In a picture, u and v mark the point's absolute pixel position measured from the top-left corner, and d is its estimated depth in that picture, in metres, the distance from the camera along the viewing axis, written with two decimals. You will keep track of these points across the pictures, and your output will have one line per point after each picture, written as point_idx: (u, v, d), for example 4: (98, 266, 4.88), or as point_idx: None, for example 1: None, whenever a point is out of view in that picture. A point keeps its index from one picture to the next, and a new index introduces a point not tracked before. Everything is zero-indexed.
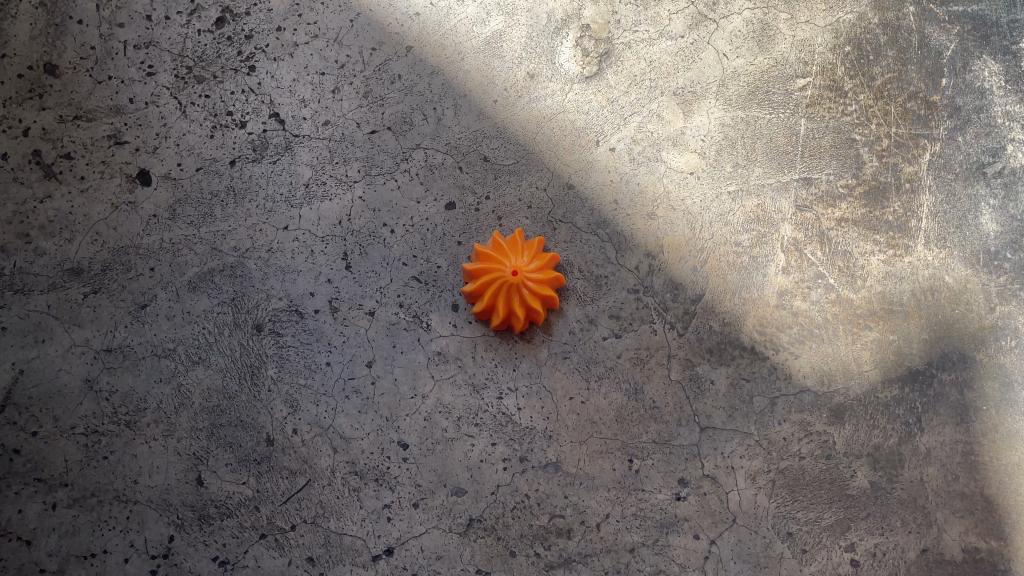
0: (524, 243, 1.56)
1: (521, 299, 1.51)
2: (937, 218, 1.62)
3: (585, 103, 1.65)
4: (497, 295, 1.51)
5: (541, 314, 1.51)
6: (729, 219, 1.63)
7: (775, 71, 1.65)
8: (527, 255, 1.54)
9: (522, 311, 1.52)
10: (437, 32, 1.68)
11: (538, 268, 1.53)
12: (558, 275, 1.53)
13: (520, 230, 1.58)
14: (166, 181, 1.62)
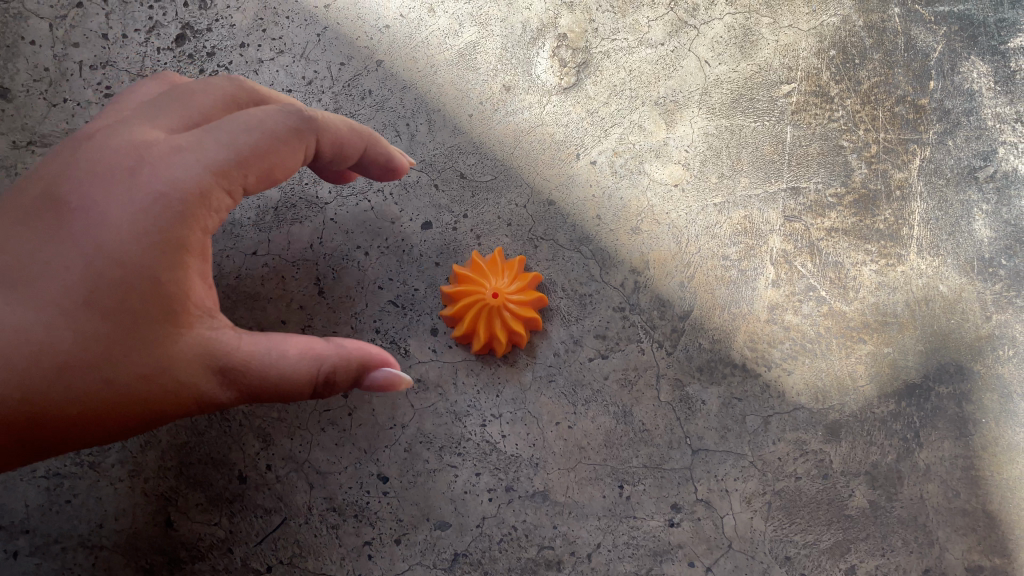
0: (504, 263, 1.50)
1: (503, 322, 1.45)
2: (929, 226, 1.56)
3: (564, 116, 1.59)
4: (477, 319, 1.45)
5: (524, 336, 1.45)
6: (716, 232, 1.57)
7: (760, 77, 1.58)
8: (507, 275, 1.48)
9: (504, 335, 1.45)
10: (408, 45, 1.61)
11: (519, 289, 1.47)
12: (541, 295, 1.47)
13: (500, 250, 1.51)
14: None
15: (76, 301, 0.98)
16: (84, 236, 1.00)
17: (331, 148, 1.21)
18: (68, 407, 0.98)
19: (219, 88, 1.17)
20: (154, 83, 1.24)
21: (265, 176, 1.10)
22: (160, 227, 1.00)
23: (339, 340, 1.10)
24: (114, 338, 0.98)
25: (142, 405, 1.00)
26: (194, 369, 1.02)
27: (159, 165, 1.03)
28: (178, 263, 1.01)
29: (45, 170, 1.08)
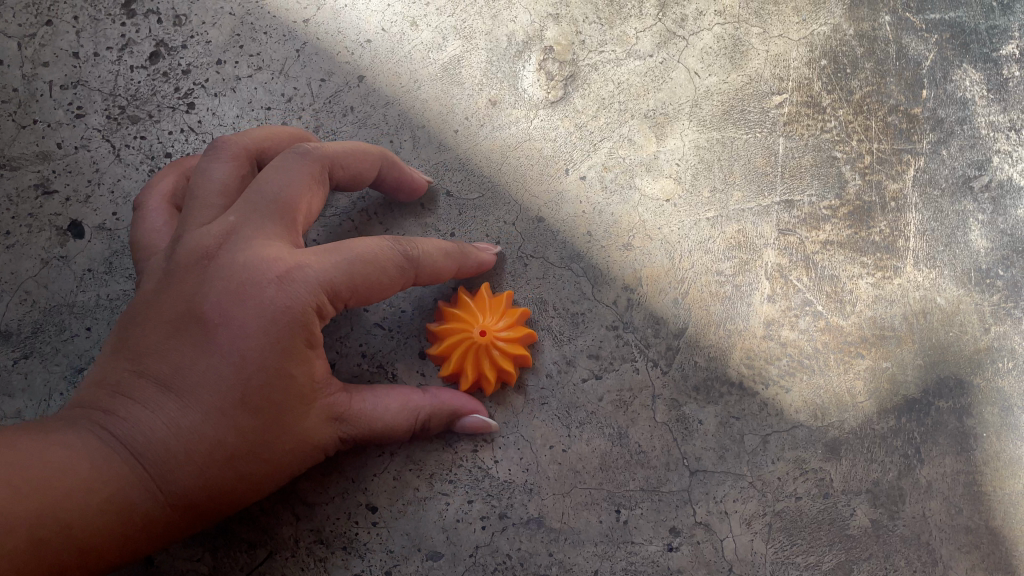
0: (493, 297, 1.45)
1: (488, 360, 1.40)
2: (925, 236, 1.53)
3: (552, 130, 1.55)
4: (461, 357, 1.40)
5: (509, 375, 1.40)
6: (709, 246, 1.53)
7: (751, 88, 1.55)
8: (496, 311, 1.43)
9: (490, 373, 1.41)
10: (390, 60, 1.56)
11: (508, 326, 1.42)
12: (529, 331, 1.42)
13: (489, 284, 1.46)
14: (101, 233, 1.47)
15: (216, 413, 1.06)
16: (207, 345, 1.06)
17: (427, 277, 1.28)
18: (204, 501, 1.08)
19: (308, 179, 1.20)
20: (220, 159, 1.22)
21: (372, 291, 1.18)
22: (305, 333, 1.10)
23: (441, 398, 1.31)
24: (253, 441, 1.08)
25: (263, 482, 1.12)
26: (324, 432, 1.16)
27: (287, 288, 1.09)
28: (305, 362, 1.10)
29: (167, 288, 1.11)
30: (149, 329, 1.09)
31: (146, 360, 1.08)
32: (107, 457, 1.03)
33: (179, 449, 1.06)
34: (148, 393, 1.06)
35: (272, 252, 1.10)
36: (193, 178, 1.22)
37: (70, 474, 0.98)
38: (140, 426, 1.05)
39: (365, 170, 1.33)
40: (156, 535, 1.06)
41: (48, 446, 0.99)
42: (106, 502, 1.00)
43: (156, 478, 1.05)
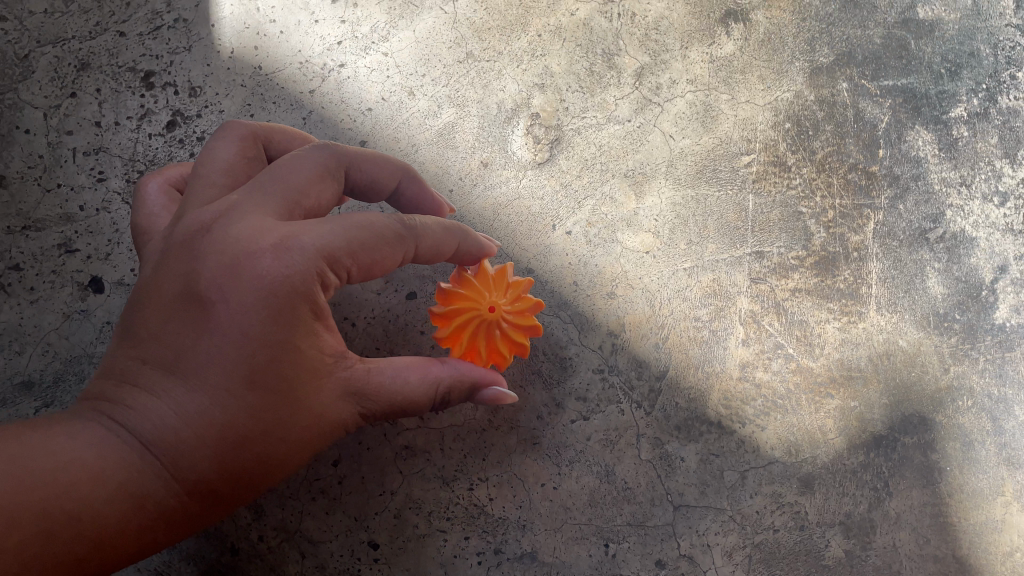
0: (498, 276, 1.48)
1: (501, 335, 1.45)
2: (886, 283, 1.66)
3: (539, 189, 1.66)
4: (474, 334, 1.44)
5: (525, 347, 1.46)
6: (686, 294, 1.65)
7: (721, 149, 1.66)
8: (503, 290, 1.47)
9: (504, 347, 1.45)
10: (390, 126, 1.67)
11: (514, 304, 1.46)
12: (538, 302, 1.46)
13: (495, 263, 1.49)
14: (120, 288, 1.56)
15: (222, 392, 1.07)
16: (205, 322, 1.07)
17: (428, 253, 1.26)
18: (223, 481, 1.10)
19: (305, 159, 1.21)
20: (227, 139, 1.27)
21: (373, 261, 1.16)
22: (309, 304, 1.10)
23: (455, 368, 1.23)
24: (261, 417, 1.09)
25: (283, 459, 1.12)
26: (340, 406, 1.15)
27: (283, 258, 1.08)
28: (309, 332, 1.11)
29: (164, 270, 1.12)
30: (146, 311, 1.10)
31: (149, 343, 1.09)
32: (115, 446, 1.06)
33: (185, 430, 1.07)
34: (153, 377, 1.08)
35: (265, 227, 1.10)
36: (200, 159, 1.26)
37: (76, 467, 1.02)
38: (147, 410, 1.07)
39: (380, 175, 1.33)
40: (177, 518, 1.09)
41: (54, 441, 1.03)
42: (117, 490, 1.04)
43: (169, 460, 1.08)
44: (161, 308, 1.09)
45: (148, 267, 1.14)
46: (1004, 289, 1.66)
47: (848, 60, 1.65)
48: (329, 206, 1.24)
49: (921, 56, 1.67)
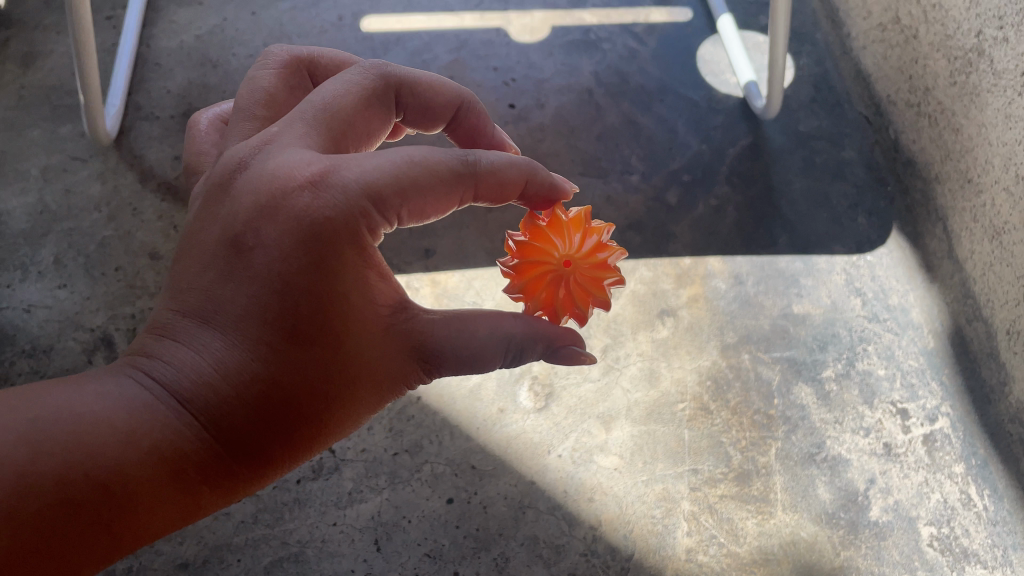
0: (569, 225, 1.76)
1: (576, 285, 1.79)
2: (787, 490, 2.35)
3: (539, 428, 2.43)
4: (549, 289, 1.79)
5: (604, 298, 1.80)
6: (645, 499, 2.34)
7: (663, 399, 2.47)
8: (574, 238, 1.77)
9: (580, 295, 1.80)
10: (438, 385, 2.48)
11: (585, 252, 1.78)
12: (617, 253, 1.78)
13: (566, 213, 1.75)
14: (253, 497, 2.32)
15: (259, 342, 1.32)
16: (245, 270, 1.32)
17: (493, 188, 1.45)
18: (270, 425, 1.35)
19: (355, 91, 1.47)
20: (269, 72, 1.61)
21: (424, 208, 1.38)
22: (343, 237, 1.33)
23: (524, 323, 1.47)
24: (293, 364, 1.33)
25: (337, 395, 1.39)
26: (370, 340, 1.40)
27: (323, 195, 1.33)
28: (353, 273, 1.36)
29: (206, 220, 1.37)
30: (188, 267, 1.35)
31: (189, 295, 1.34)
32: (154, 401, 1.30)
33: (224, 378, 1.32)
34: (191, 329, 1.33)
35: (300, 168, 1.34)
36: (245, 90, 1.60)
37: (115, 424, 1.25)
38: (191, 360, 1.32)
39: (437, 102, 1.63)
40: (220, 468, 1.33)
41: (97, 398, 1.27)
42: (153, 443, 1.27)
43: (212, 406, 1.32)
44: (200, 265, 1.34)
45: (190, 225, 1.39)
46: (874, 494, 2.35)
47: (747, 339, 2.58)
48: (375, 134, 1.53)
49: (799, 337, 2.60)
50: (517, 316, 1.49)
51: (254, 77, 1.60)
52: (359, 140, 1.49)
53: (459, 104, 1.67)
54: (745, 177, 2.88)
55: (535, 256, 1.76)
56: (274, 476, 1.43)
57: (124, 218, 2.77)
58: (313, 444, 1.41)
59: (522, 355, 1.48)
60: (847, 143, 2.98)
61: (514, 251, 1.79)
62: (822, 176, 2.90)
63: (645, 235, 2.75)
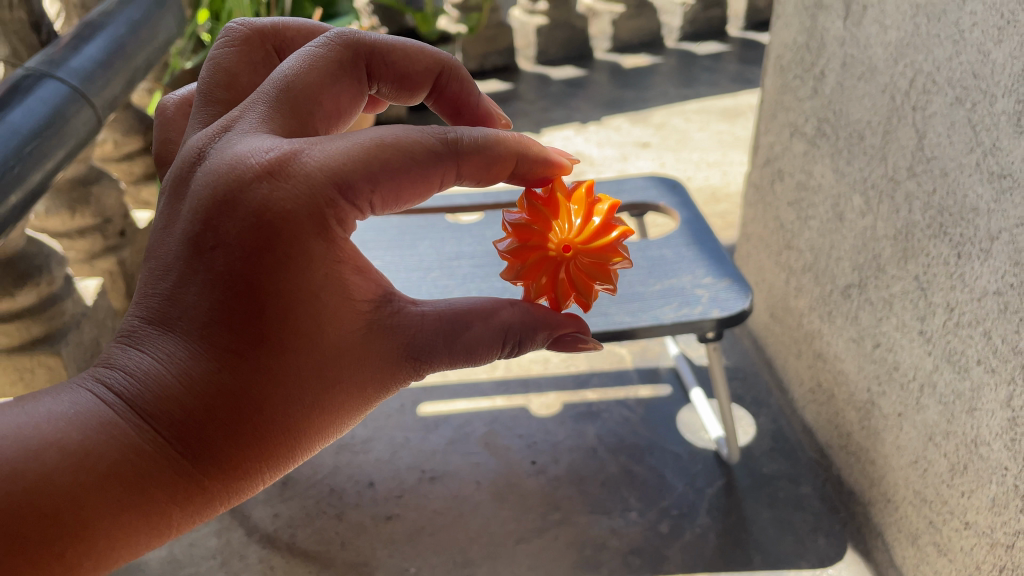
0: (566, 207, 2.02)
1: (574, 266, 2.04)
2: None
3: None
4: (550, 276, 2.03)
5: (604, 275, 2.02)
6: None
7: None
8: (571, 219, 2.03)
9: (582, 281, 2.03)
10: None
11: (581, 233, 2.04)
12: (614, 230, 2.02)
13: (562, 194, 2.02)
14: None
15: (228, 348, 1.33)
16: (201, 275, 1.33)
17: (471, 166, 1.48)
18: (248, 435, 1.37)
19: (316, 69, 1.53)
20: (228, 49, 1.67)
21: (395, 192, 1.41)
22: (310, 225, 1.35)
23: (518, 313, 1.63)
24: (258, 369, 1.35)
25: (324, 396, 1.44)
26: (345, 332, 1.44)
27: (281, 183, 1.33)
28: (325, 266, 1.38)
29: (169, 215, 1.39)
30: (150, 270, 1.38)
31: (151, 299, 1.36)
32: (107, 418, 1.29)
33: (184, 385, 1.32)
34: (151, 334, 1.34)
35: (258, 152, 1.36)
36: (210, 68, 1.65)
37: (63, 451, 1.25)
38: (149, 365, 1.32)
39: (415, 69, 1.75)
40: (186, 483, 1.34)
41: (48, 421, 1.27)
42: (108, 467, 1.27)
43: (176, 418, 1.32)
44: (163, 266, 1.36)
45: (156, 217, 1.42)
46: None
47: None
48: (345, 109, 1.60)
49: None
50: (515, 304, 1.65)
51: (216, 59, 1.66)
52: (331, 117, 1.55)
53: (440, 70, 1.79)
54: (722, 510, 3.64)
55: (533, 237, 2.02)
56: (259, 485, 1.46)
57: (233, 563, 3.48)
58: (297, 454, 1.46)
59: (523, 343, 1.64)
60: (804, 481, 3.76)
61: (510, 233, 2.04)
62: (785, 507, 3.63)
63: (643, 557, 3.45)
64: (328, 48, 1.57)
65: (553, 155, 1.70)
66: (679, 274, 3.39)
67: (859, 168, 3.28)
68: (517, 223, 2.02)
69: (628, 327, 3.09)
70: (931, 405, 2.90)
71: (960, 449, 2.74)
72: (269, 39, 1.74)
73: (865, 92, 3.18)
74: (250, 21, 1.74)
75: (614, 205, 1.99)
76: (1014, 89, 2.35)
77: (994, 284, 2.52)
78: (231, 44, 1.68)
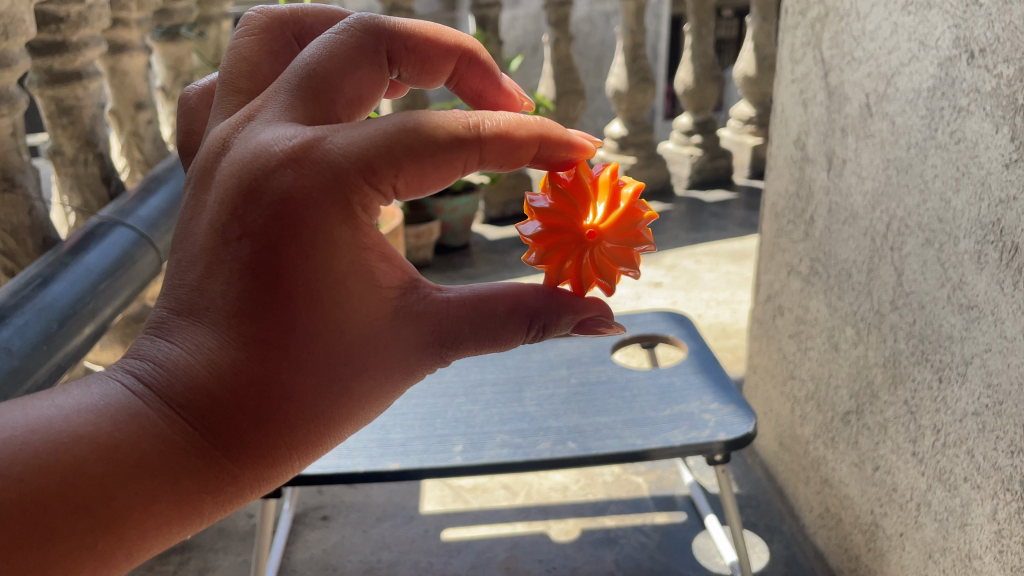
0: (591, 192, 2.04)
1: (599, 252, 2.05)
2: None
3: None
4: (577, 256, 2.02)
5: (628, 261, 2.05)
6: None
7: None
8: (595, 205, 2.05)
9: (606, 266, 2.04)
10: None
11: (605, 219, 2.05)
12: (640, 217, 2.04)
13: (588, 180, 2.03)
14: None
15: (252, 334, 1.41)
16: (227, 266, 1.41)
17: (493, 149, 1.50)
18: (274, 415, 1.45)
19: (337, 54, 1.59)
20: (249, 44, 1.78)
21: (420, 175, 1.44)
22: (332, 212, 1.41)
23: (545, 300, 1.64)
24: (281, 350, 1.43)
25: (347, 381, 1.51)
26: (368, 314, 1.50)
27: (304, 170, 1.39)
28: (350, 254, 1.45)
29: (197, 211, 1.48)
30: (179, 262, 1.46)
31: (182, 292, 1.44)
32: (138, 405, 1.38)
33: (212, 371, 1.40)
34: (182, 324, 1.43)
35: (278, 142, 1.42)
36: (233, 58, 1.76)
37: (96, 437, 1.33)
38: (178, 356, 1.41)
39: (434, 53, 1.81)
40: (214, 466, 1.41)
41: (82, 411, 1.36)
42: (139, 452, 1.35)
43: (203, 402, 1.40)
44: (190, 258, 1.44)
45: (185, 212, 1.50)
46: None
47: None
48: (368, 94, 1.64)
49: None
50: (538, 288, 1.66)
51: (239, 49, 1.76)
52: (353, 101, 1.60)
53: (461, 55, 1.86)
54: None
55: (559, 222, 2.03)
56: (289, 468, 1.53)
57: None
58: (324, 435, 1.53)
59: (547, 327, 1.64)
60: None
61: (536, 217, 2.03)
62: None
63: None
64: (348, 34, 1.62)
65: (580, 137, 1.69)
66: (688, 400, 3.64)
67: (849, 302, 3.59)
68: (544, 206, 2.01)
69: (640, 447, 3.33)
70: (928, 523, 3.06)
71: (957, 564, 2.89)
72: (288, 29, 1.87)
73: (850, 234, 3.54)
74: (268, 10, 1.88)
75: (640, 186, 2.04)
76: (973, 232, 2.68)
77: (972, 405, 2.74)
78: (253, 36, 1.79)
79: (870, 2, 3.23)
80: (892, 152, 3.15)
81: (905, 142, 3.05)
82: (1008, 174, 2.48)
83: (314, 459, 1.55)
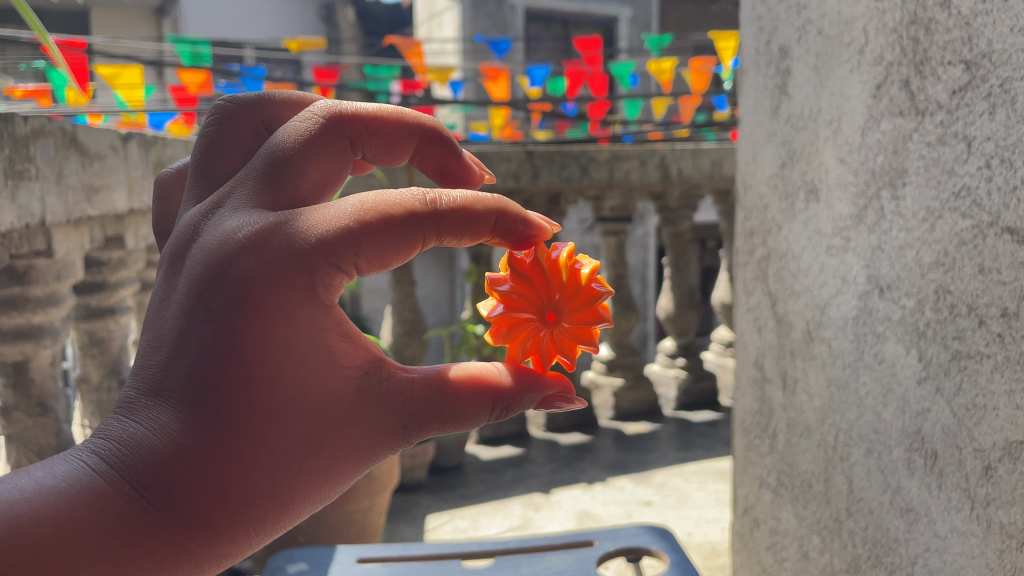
0: (552, 271, 2.12)
1: (560, 332, 2.15)
2: None
3: None
4: (536, 337, 2.13)
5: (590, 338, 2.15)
6: None
7: None
8: (557, 284, 2.14)
9: (565, 343, 2.16)
10: None
11: (566, 295, 2.14)
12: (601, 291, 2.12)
13: (548, 262, 2.12)
14: None
15: (212, 413, 1.43)
16: (189, 346, 1.45)
17: (452, 228, 1.60)
18: (236, 494, 1.46)
19: (304, 140, 1.67)
20: (220, 123, 1.82)
21: (381, 254, 1.53)
22: (294, 291, 1.49)
23: (504, 379, 1.70)
24: (239, 426, 1.45)
25: (307, 460, 1.52)
26: (329, 392, 1.54)
27: (267, 253, 1.47)
28: (311, 334, 1.51)
29: (167, 294, 1.53)
30: (149, 342, 1.50)
31: (145, 372, 1.47)
32: (99, 484, 1.38)
33: (172, 450, 1.41)
34: (145, 403, 1.45)
35: (242, 228, 1.50)
36: (206, 144, 1.81)
37: (50, 521, 1.32)
38: (141, 434, 1.41)
39: (398, 131, 1.87)
40: (173, 546, 1.40)
41: (38, 493, 1.35)
42: (100, 535, 1.35)
43: (165, 480, 1.41)
44: (158, 337, 1.49)
45: (156, 295, 1.56)
46: None
47: None
48: (332, 176, 1.72)
49: None
50: (499, 368, 1.72)
51: (208, 137, 1.80)
52: (319, 183, 1.69)
53: (422, 133, 1.90)
54: None
55: (519, 305, 2.14)
56: (249, 549, 1.52)
57: None
58: (286, 513, 1.53)
59: (510, 406, 1.69)
60: None
61: (499, 297, 2.13)
62: None
63: None
64: (315, 121, 1.72)
65: (537, 217, 1.78)
66: None
67: (813, 511, 3.85)
68: (507, 289, 2.12)
69: None
70: None
71: None
72: (255, 117, 1.87)
73: (807, 447, 3.87)
74: (236, 98, 1.88)
75: (597, 266, 2.15)
76: (903, 441, 3.00)
77: None
78: (224, 122, 1.82)
79: (802, 245, 3.78)
80: (832, 371, 3.56)
81: (841, 363, 3.48)
82: (922, 389, 2.85)
83: (275, 536, 1.54)
